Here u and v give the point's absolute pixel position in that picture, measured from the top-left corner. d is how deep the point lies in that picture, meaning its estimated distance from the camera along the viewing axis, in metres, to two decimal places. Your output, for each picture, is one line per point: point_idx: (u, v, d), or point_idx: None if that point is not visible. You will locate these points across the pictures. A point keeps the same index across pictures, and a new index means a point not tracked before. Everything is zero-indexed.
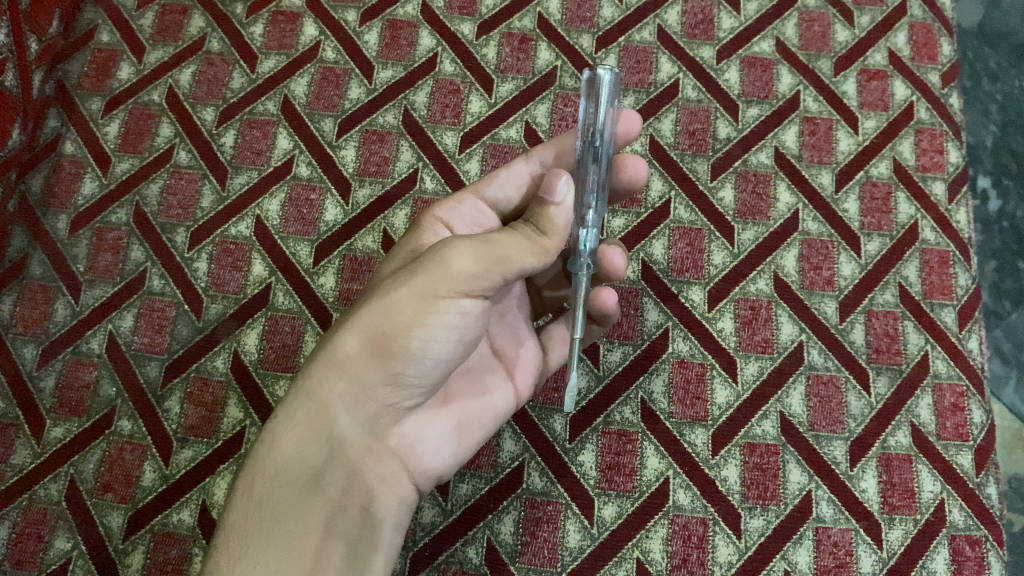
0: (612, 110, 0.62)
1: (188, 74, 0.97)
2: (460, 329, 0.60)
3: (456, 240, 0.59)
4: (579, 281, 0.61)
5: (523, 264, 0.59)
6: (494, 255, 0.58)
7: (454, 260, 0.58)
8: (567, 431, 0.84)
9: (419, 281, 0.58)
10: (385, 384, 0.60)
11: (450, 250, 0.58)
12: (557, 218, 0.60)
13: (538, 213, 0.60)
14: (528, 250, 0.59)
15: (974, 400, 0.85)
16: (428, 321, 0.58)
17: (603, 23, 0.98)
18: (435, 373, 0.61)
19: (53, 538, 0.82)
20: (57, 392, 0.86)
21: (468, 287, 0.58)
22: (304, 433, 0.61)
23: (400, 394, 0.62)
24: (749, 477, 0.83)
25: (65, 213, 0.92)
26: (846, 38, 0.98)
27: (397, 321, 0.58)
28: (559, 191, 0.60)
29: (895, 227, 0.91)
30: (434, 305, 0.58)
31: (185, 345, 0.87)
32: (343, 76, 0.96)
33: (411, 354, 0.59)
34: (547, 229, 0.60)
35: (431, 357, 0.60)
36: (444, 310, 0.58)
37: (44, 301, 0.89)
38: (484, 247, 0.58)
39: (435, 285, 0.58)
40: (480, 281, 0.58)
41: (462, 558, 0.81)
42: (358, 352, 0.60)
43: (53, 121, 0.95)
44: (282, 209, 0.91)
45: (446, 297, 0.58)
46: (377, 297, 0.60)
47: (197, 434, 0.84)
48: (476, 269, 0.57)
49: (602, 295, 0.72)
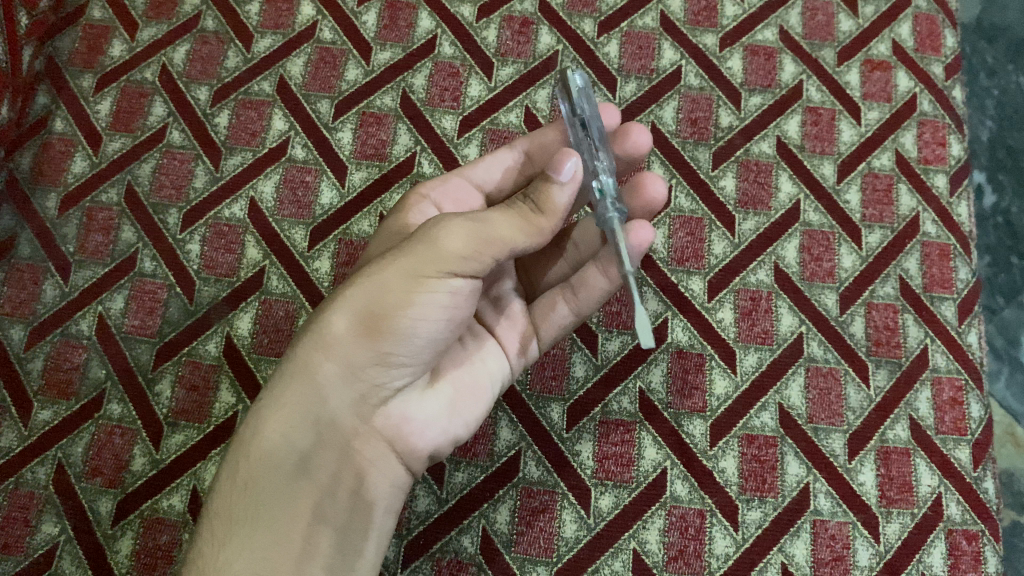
0: (587, 94, 0.63)
1: (181, 53, 0.95)
2: (452, 308, 0.59)
3: (445, 219, 0.59)
4: (610, 229, 0.59)
5: (515, 244, 0.59)
6: (483, 234, 0.58)
7: (445, 240, 0.57)
8: (564, 420, 0.83)
9: (407, 262, 0.58)
10: (373, 364, 0.59)
11: (438, 229, 0.58)
12: (558, 198, 0.59)
13: (539, 190, 0.60)
14: (522, 231, 0.59)
15: (973, 394, 0.85)
16: (419, 301, 0.57)
17: (605, 7, 0.97)
18: (426, 352, 0.60)
19: (40, 523, 0.80)
20: (45, 374, 0.84)
21: (460, 267, 0.58)
22: (289, 417, 0.60)
23: (389, 374, 0.60)
24: (747, 470, 0.82)
25: (54, 192, 0.90)
26: (849, 28, 0.97)
27: (387, 300, 0.57)
28: (566, 172, 0.58)
29: (897, 219, 0.90)
30: (424, 284, 0.57)
31: (176, 329, 0.85)
32: (340, 57, 0.95)
33: (400, 333, 0.58)
34: (546, 207, 0.60)
35: (421, 336, 0.59)
36: (435, 289, 0.58)
37: (32, 282, 0.87)
38: (475, 227, 0.58)
39: (425, 265, 0.57)
40: (472, 262, 0.58)
41: (456, 548, 0.80)
42: (346, 331, 0.59)
43: (43, 98, 0.93)
44: (276, 191, 0.90)
45: (435, 277, 0.57)
46: (363, 277, 0.59)
47: (187, 418, 0.83)
48: (467, 249, 0.57)
49: (636, 232, 0.68)
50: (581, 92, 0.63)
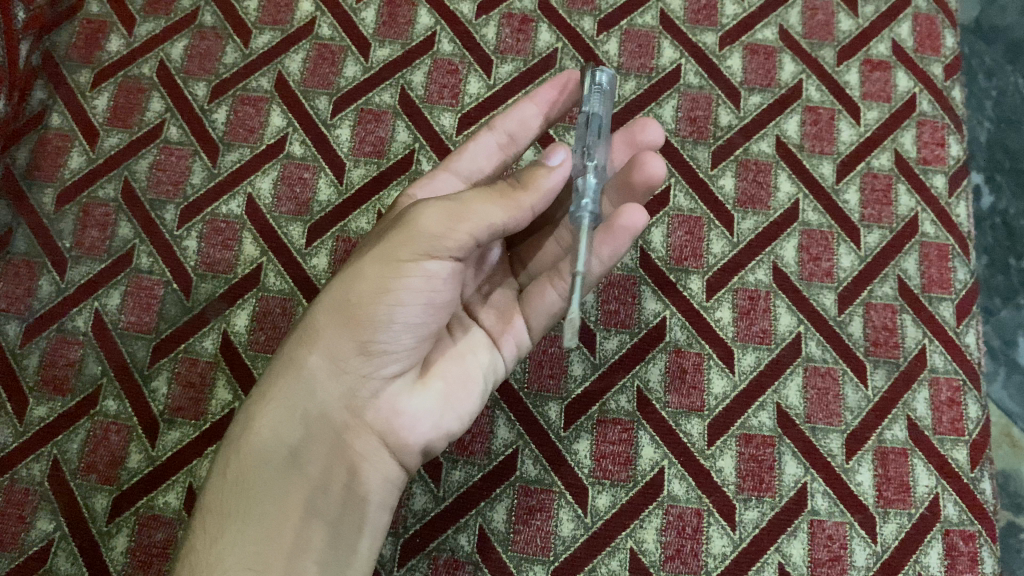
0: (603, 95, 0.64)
1: (179, 49, 0.95)
2: (430, 293, 0.59)
3: (421, 204, 0.59)
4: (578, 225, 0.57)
5: (492, 218, 0.58)
6: (456, 212, 0.57)
7: (417, 223, 0.58)
8: (562, 419, 0.83)
9: (383, 250, 0.59)
10: (355, 355, 0.60)
11: (413, 215, 0.59)
12: (545, 178, 0.59)
13: (528, 170, 0.60)
14: (498, 204, 0.58)
15: (970, 395, 0.85)
16: (394, 287, 0.58)
17: (605, 5, 0.96)
18: (409, 340, 0.60)
19: (35, 520, 0.80)
20: (41, 371, 0.84)
21: (432, 248, 0.58)
22: (278, 411, 0.61)
23: (373, 364, 0.60)
24: (744, 469, 0.82)
25: (50, 188, 0.90)
26: (849, 28, 0.97)
27: (363, 289, 0.59)
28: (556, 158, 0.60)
29: (895, 219, 0.90)
30: (398, 269, 0.58)
31: (172, 325, 0.85)
32: (339, 54, 0.94)
33: (378, 321, 0.59)
34: (528, 184, 0.59)
35: (401, 321, 0.59)
36: (410, 273, 0.58)
37: (27, 278, 0.87)
38: (448, 206, 0.58)
39: (398, 249, 0.58)
40: (444, 242, 0.57)
41: (454, 546, 0.80)
42: (329, 323, 0.60)
43: (40, 93, 0.93)
44: (274, 188, 0.89)
45: (409, 261, 0.58)
46: (345, 271, 0.61)
47: (183, 415, 0.82)
48: (438, 229, 0.57)
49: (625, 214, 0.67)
50: (597, 89, 0.64)
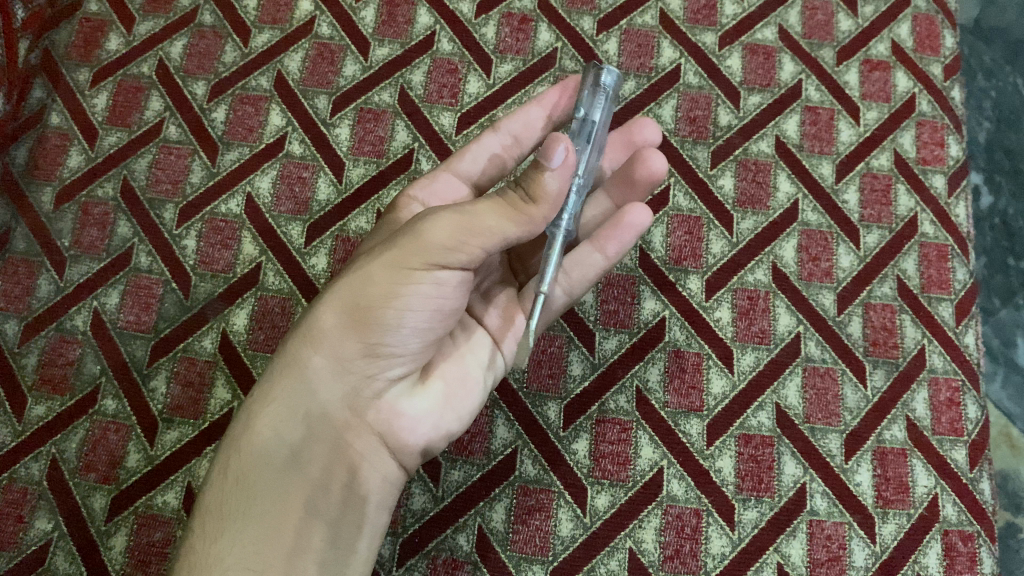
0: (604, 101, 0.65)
1: (178, 47, 0.95)
2: (438, 300, 0.60)
3: (432, 212, 0.59)
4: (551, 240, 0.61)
5: (504, 234, 0.57)
6: (469, 226, 0.57)
7: (428, 232, 0.58)
8: (561, 419, 0.83)
9: (393, 254, 0.59)
10: (361, 357, 0.60)
11: (424, 223, 0.58)
12: (549, 185, 0.56)
13: (531, 177, 0.57)
14: (510, 220, 0.57)
15: (969, 395, 0.85)
16: (403, 293, 0.58)
17: (604, 5, 0.96)
18: (414, 342, 0.61)
19: (33, 519, 0.80)
20: (39, 370, 0.84)
21: (443, 258, 0.58)
22: (280, 410, 0.61)
23: (378, 366, 0.60)
24: (743, 469, 0.82)
25: (49, 186, 0.90)
26: (849, 27, 0.97)
27: (372, 293, 0.58)
28: (556, 159, 0.55)
29: (894, 220, 0.90)
30: (408, 276, 0.58)
31: (171, 324, 0.85)
32: (338, 53, 0.94)
33: (387, 325, 0.59)
34: (536, 196, 0.57)
35: (409, 326, 0.59)
36: (419, 281, 0.58)
37: (26, 277, 0.87)
38: (460, 218, 0.57)
39: (409, 257, 0.58)
40: (456, 254, 0.58)
41: (452, 546, 0.80)
42: (335, 325, 0.60)
43: (39, 92, 0.92)
44: (273, 187, 0.89)
45: (420, 269, 0.58)
46: (352, 271, 0.61)
47: (182, 414, 0.82)
48: (449, 241, 0.57)
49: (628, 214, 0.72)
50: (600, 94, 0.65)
